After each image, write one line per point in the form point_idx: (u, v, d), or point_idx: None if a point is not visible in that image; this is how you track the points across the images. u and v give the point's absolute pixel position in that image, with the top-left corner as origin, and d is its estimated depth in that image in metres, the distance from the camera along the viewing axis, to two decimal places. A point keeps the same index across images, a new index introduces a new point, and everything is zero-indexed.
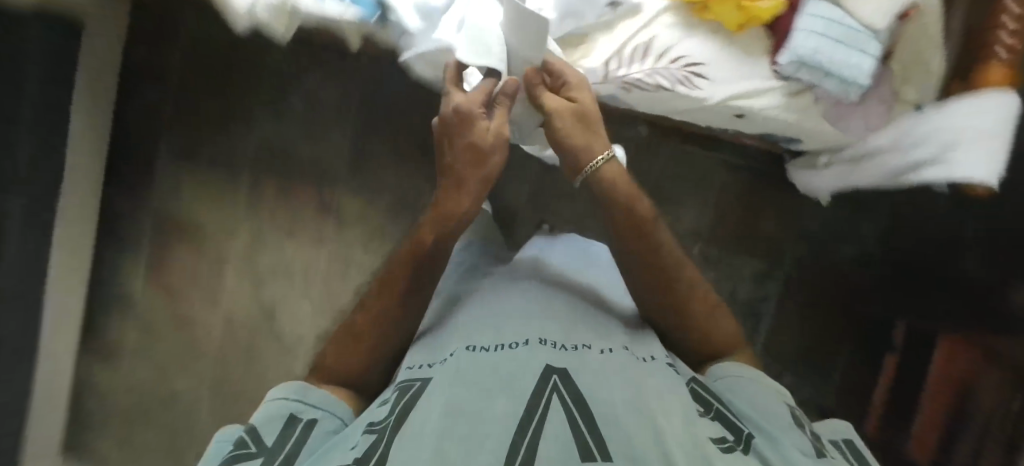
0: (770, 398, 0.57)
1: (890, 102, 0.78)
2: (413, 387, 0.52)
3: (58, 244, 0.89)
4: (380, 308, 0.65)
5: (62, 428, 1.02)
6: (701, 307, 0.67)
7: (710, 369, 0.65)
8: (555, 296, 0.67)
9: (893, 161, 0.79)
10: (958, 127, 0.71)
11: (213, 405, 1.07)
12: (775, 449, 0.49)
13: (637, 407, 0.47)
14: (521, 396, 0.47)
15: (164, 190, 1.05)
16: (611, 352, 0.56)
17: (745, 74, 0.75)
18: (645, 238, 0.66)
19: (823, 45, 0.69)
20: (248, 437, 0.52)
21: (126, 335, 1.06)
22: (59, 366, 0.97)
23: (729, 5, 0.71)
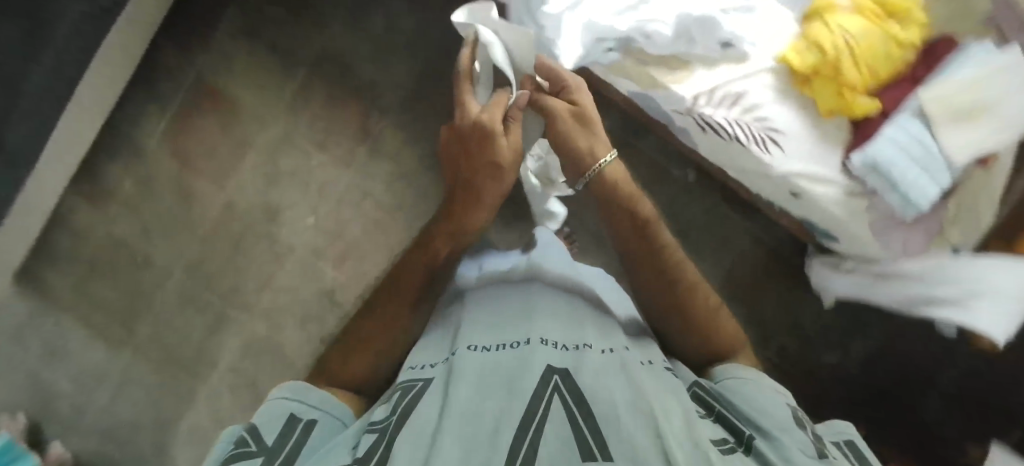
0: (768, 395, 0.54)
1: (933, 236, 0.77)
2: (417, 382, 0.52)
3: (98, 67, 0.87)
4: (389, 308, 0.66)
5: (25, 253, 0.97)
6: (700, 308, 0.64)
7: (711, 374, 0.60)
8: (561, 294, 0.63)
9: (915, 291, 0.81)
10: (986, 281, 0.76)
11: (184, 282, 1.04)
12: (775, 448, 0.47)
13: (634, 405, 0.45)
14: (520, 398, 0.45)
15: (213, 58, 1.03)
16: (613, 351, 0.53)
17: (817, 158, 0.76)
18: (646, 239, 0.68)
19: (901, 160, 0.71)
20: (247, 435, 0.49)
21: (123, 184, 1.02)
22: (49, 186, 0.93)
23: (828, 87, 0.73)
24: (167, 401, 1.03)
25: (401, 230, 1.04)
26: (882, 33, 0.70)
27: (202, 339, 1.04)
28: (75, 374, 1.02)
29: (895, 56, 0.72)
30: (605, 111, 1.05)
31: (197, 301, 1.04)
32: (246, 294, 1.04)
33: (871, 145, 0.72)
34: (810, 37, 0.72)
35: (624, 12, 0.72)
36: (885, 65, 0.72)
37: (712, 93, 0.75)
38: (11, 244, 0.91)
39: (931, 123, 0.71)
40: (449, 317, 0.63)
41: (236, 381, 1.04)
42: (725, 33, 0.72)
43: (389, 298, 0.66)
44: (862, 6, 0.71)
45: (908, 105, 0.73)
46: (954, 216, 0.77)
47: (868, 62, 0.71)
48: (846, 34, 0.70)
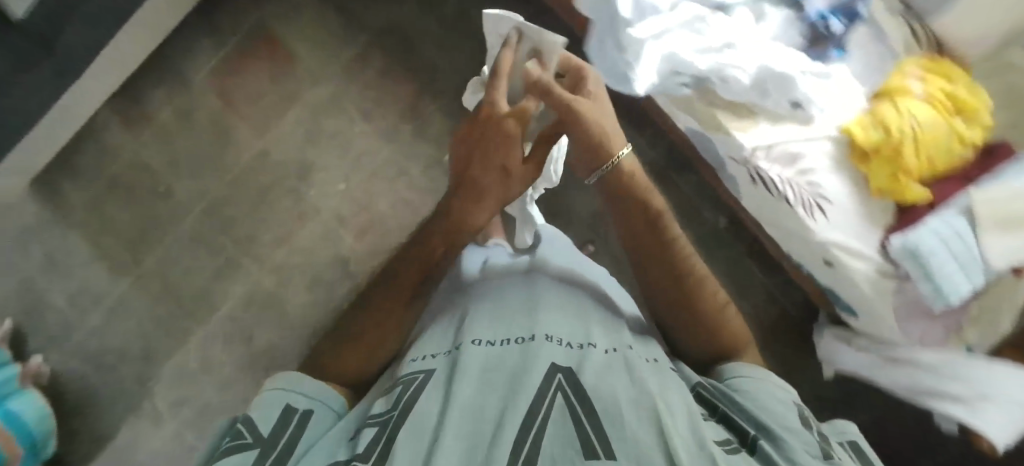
0: (774, 391, 0.49)
1: (950, 332, 0.80)
2: (416, 375, 0.48)
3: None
4: (383, 306, 0.56)
5: (49, 159, 0.95)
6: (711, 304, 0.55)
7: (717, 375, 0.52)
8: (565, 291, 0.59)
9: (926, 381, 0.84)
10: (997, 385, 0.78)
11: (200, 221, 1.02)
12: (781, 449, 0.42)
13: (637, 402, 0.42)
14: (523, 393, 0.43)
15: (279, 7, 1.03)
16: (617, 349, 0.50)
17: (858, 234, 0.77)
18: (648, 223, 0.57)
19: (941, 253, 0.73)
20: (242, 428, 0.44)
21: (162, 111, 1.01)
22: (91, 99, 0.92)
23: (884, 169, 0.74)
24: (159, 337, 1.01)
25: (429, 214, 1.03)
26: (947, 129, 0.72)
27: (207, 281, 1.03)
28: (72, 291, 1.00)
29: (952, 153, 0.74)
30: (652, 141, 1.06)
31: (210, 242, 1.02)
32: (261, 246, 1.03)
33: (915, 233, 0.74)
34: (877, 117, 0.73)
35: (705, 51, 0.71)
36: (941, 159, 0.74)
37: (770, 148, 0.76)
38: (38, 147, 0.90)
39: (977, 225, 0.73)
40: (453, 307, 0.59)
41: (232, 330, 1.03)
42: (798, 93, 0.73)
43: (382, 295, 0.56)
44: (934, 99, 0.73)
45: (956, 202, 0.75)
46: (974, 317, 0.79)
47: (927, 153, 0.73)
48: (914, 123, 0.72)
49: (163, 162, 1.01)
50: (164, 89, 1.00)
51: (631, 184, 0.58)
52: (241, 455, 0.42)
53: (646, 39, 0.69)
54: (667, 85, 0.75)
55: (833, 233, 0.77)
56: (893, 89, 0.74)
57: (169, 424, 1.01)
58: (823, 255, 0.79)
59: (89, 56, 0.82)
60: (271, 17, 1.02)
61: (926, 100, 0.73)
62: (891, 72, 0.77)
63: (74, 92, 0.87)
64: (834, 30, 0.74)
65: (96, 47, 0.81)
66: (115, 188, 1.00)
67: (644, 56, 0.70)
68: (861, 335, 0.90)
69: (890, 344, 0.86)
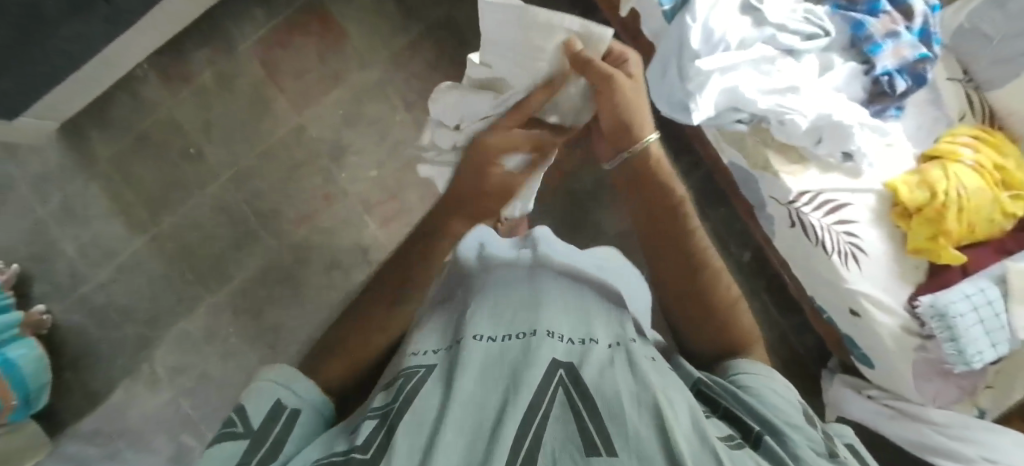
0: (775, 390, 0.45)
1: (964, 393, 0.82)
2: (417, 369, 0.42)
3: None
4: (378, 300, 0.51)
5: (81, 106, 0.93)
6: (723, 302, 0.51)
7: (722, 370, 0.49)
8: (569, 283, 0.54)
9: (933, 439, 0.83)
10: (1004, 450, 0.78)
11: (224, 189, 1.00)
12: (786, 447, 0.39)
13: (641, 401, 0.38)
14: (523, 387, 0.38)
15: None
16: (620, 345, 0.46)
17: (887, 287, 0.78)
18: (668, 214, 0.53)
19: (971, 317, 0.74)
20: (234, 418, 0.38)
21: (202, 73, 0.99)
22: (134, 52, 0.90)
23: (924, 229, 0.75)
24: (166, 301, 0.99)
25: None
26: (990, 200, 0.74)
27: (223, 251, 1.01)
28: (83, 242, 0.97)
29: (991, 223, 0.75)
30: (687, 169, 1.07)
31: (231, 212, 1.01)
32: (283, 221, 1.01)
33: (946, 295, 0.75)
34: (924, 179, 0.75)
35: (769, 91, 0.71)
36: (980, 228, 0.75)
37: (814, 195, 0.77)
38: (73, 91, 0.87)
39: (1008, 295, 0.75)
40: (452, 293, 0.54)
41: (242, 303, 1.01)
42: (851, 146, 0.73)
43: (377, 290, 0.52)
44: (980, 170, 0.75)
45: (989, 270, 0.76)
46: (991, 382, 0.82)
47: (969, 220, 0.74)
48: (960, 190, 0.73)
49: (196, 124, 0.99)
50: (208, 51, 0.99)
51: (654, 173, 0.53)
52: (227, 448, 0.36)
53: (715, 72, 0.68)
54: (721, 117, 0.75)
55: (860, 285, 0.77)
56: (942, 155, 0.76)
57: (165, 391, 0.98)
58: (849, 305, 0.79)
59: (143, 9, 0.80)
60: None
61: (973, 169, 0.74)
62: (940, 138, 0.78)
63: (120, 43, 0.85)
64: (902, 91, 0.73)
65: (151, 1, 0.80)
66: (142, 145, 0.98)
67: (711, 87, 0.68)
68: (871, 387, 0.90)
69: (902, 398, 0.86)
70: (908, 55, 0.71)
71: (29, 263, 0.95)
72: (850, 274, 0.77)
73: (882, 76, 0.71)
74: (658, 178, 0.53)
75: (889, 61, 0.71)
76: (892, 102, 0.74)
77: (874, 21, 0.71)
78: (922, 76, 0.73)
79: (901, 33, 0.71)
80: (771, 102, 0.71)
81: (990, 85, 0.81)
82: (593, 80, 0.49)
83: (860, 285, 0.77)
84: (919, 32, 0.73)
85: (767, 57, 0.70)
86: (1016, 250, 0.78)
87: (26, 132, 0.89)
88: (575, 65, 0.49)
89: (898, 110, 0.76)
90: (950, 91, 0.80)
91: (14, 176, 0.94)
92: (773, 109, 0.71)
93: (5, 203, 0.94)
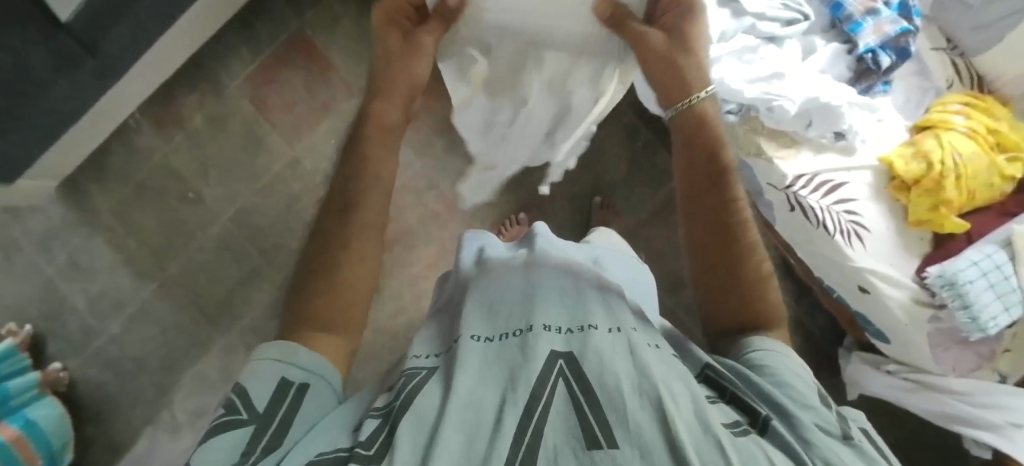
0: (788, 372, 0.45)
1: (984, 359, 0.80)
2: (419, 370, 0.44)
3: (202, 6, 0.85)
4: (332, 239, 0.50)
5: (78, 162, 0.94)
6: (752, 275, 0.52)
7: (740, 343, 0.49)
8: (562, 265, 0.54)
9: (957, 409, 0.83)
10: None
11: (226, 229, 1.01)
12: (794, 429, 0.39)
13: (642, 390, 0.37)
14: (522, 383, 0.39)
15: (318, 16, 1.02)
16: (620, 331, 0.44)
17: (894, 262, 0.78)
18: (713, 181, 0.56)
19: (979, 283, 0.74)
20: (237, 400, 0.39)
21: (194, 117, 0.99)
22: (123, 106, 0.91)
23: (924, 201, 0.75)
24: (180, 346, 1.00)
25: (457, 228, 1.04)
26: (988, 164, 0.74)
27: (232, 290, 1.01)
28: (93, 296, 0.98)
29: (992, 187, 0.75)
30: None
31: (236, 251, 1.01)
32: (287, 255, 1.03)
33: (952, 264, 0.75)
34: (919, 150, 0.75)
35: (755, 80, 0.70)
36: (980, 193, 0.75)
37: (811, 177, 0.77)
38: (69, 149, 0.88)
39: (1015, 258, 0.74)
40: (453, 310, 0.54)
41: (254, 341, 1.01)
42: (842, 125, 0.74)
43: (328, 216, 0.52)
44: (973, 135, 0.74)
45: (994, 236, 0.76)
46: (1008, 346, 0.80)
47: (969, 186, 0.74)
48: (956, 157, 0.73)
49: (192, 169, 1.00)
50: (197, 97, 0.99)
51: (701, 142, 0.58)
52: (237, 433, 0.37)
53: None
54: None
55: (864, 259, 0.77)
56: (934, 124, 0.76)
57: (185, 436, 0.99)
58: (857, 281, 0.79)
59: (125, 65, 0.81)
60: (308, 31, 1.02)
61: (967, 135, 0.74)
62: (931, 107, 0.78)
63: (107, 101, 0.86)
64: (886, 66, 0.72)
65: (131, 57, 0.80)
66: (141, 194, 0.99)
67: None
68: (891, 362, 0.90)
69: (921, 371, 0.86)
70: (889, 30, 0.71)
71: (42, 322, 0.96)
72: (853, 251, 0.77)
73: (865, 54, 0.71)
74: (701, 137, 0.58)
75: (870, 39, 0.71)
76: (878, 78, 0.73)
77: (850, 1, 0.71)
78: (906, 49, 0.72)
79: (880, 9, 0.71)
80: (758, 90, 0.70)
81: (974, 51, 0.81)
82: (627, 39, 0.56)
83: (863, 256, 0.77)
84: (897, 7, 0.72)
85: (748, 47, 0.70)
86: (1020, 212, 0.78)
87: (25, 195, 0.90)
88: (611, 19, 0.55)
89: (885, 85, 0.76)
90: (937, 59, 0.80)
91: (19, 238, 0.95)
92: (760, 96, 0.70)
93: (12, 264, 0.95)
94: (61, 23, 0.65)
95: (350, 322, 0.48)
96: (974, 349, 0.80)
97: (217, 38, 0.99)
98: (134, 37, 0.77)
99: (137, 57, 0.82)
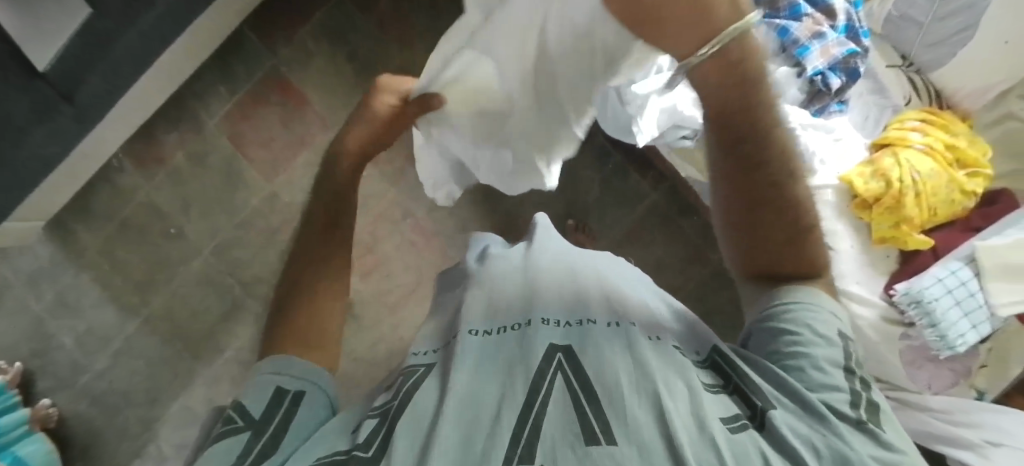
0: (811, 345, 0.42)
1: (960, 376, 0.80)
2: (417, 367, 0.43)
3: (178, 54, 0.88)
4: (317, 260, 0.52)
5: (65, 203, 0.97)
6: (789, 233, 0.47)
7: (765, 301, 0.47)
8: (553, 263, 0.52)
9: (938, 426, 0.81)
10: (1011, 430, 0.76)
11: (209, 262, 1.03)
12: (804, 421, 0.37)
13: (639, 387, 0.36)
14: (520, 378, 0.38)
15: (292, 52, 1.05)
16: (620, 325, 0.43)
17: (862, 279, 0.78)
18: (752, 133, 0.45)
19: (945, 299, 0.74)
20: (232, 413, 0.39)
21: (176, 155, 1.02)
22: (105, 149, 0.94)
23: (886, 219, 0.76)
24: (166, 378, 1.02)
25: (434, 253, 1.05)
26: (947, 180, 0.75)
27: (215, 322, 1.04)
28: (80, 333, 1.00)
29: (952, 202, 0.76)
30: (654, 183, 1.08)
31: (218, 283, 1.04)
32: (269, 286, 1.05)
33: (918, 282, 0.75)
34: (880, 168, 0.75)
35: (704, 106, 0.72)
36: (941, 208, 0.76)
37: None
38: (55, 193, 0.91)
39: (981, 274, 0.75)
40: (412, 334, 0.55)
41: (238, 371, 1.03)
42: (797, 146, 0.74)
43: (317, 249, 0.53)
44: (931, 152, 0.75)
45: (959, 252, 0.77)
46: (984, 361, 0.80)
47: (930, 202, 0.75)
48: (915, 175, 0.74)
49: (174, 205, 1.03)
50: (178, 136, 1.02)
51: (744, 87, 0.41)
52: (230, 442, 0.37)
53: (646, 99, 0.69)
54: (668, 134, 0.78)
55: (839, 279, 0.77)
56: (892, 142, 0.77)
57: None
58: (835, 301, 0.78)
59: (105, 115, 0.83)
60: (284, 68, 1.05)
61: (925, 152, 0.75)
62: (891, 124, 0.79)
63: (89, 147, 0.89)
64: (836, 88, 0.74)
65: (111, 107, 0.83)
66: (125, 232, 1.02)
67: (641, 117, 0.71)
68: None
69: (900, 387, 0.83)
70: (838, 53, 0.72)
71: (31, 358, 0.98)
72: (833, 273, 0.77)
73: (815, 77, 0.72)
74: (747, 86, 0.41)
75: (818, 62, 0.72)
76: (830, 99, 0.75)
77: (797, 25, 0.72)
78: (855, 70, 0.74)
79: (827, 33, 0.71)
80: None
81: (929, 67, 0.84)
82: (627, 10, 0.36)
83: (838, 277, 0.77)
84: (844, 29, 0.74)
85: None
86: (984, 225, 0.80)
87: (14, 238, 0.93)
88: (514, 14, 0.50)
89: (840, 104, 0.77)
90: (891, 78, 0.81)
91: (8, 278, 0.98)
92: None
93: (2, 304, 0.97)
94: (39, 72, 0.66)
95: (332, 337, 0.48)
96: (948, 363, 0.80)
97: (195, 78, 1.02)
98: (115, 90, 0.80)
99: (117, 106, 0.84)
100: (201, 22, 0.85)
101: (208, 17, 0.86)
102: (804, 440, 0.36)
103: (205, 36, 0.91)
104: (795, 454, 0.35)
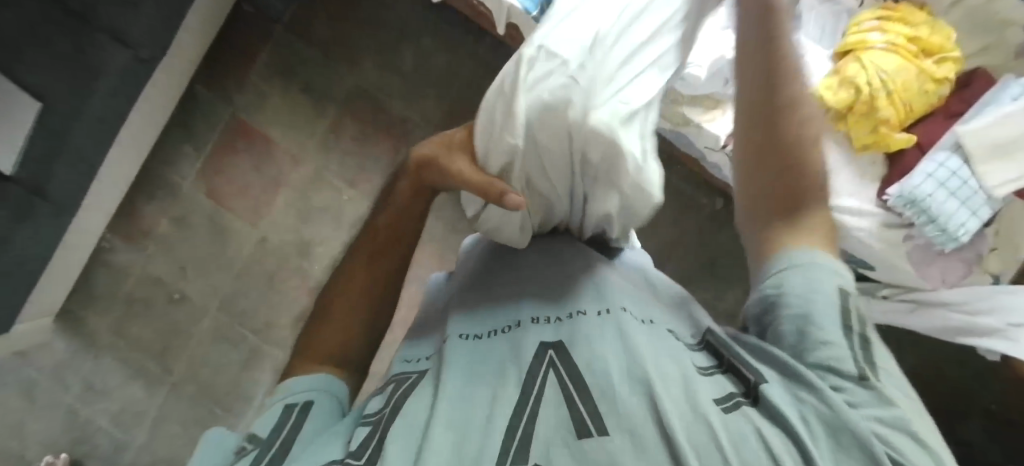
0: (801, 302, 0.38)
1: (972, 264, 0.79)
2: (409, 375, 0.44)
3: (136, 126, 0.89)
4: (338, 314, 0.48)
5: (66, 294, 0.99)
6: (795, 160, 0.44)
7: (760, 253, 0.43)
8: (530, 270, 0.50)
9: (954, 318, 0.80)
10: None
11: (218, 318, 1.05)
12: (795, 392, 0.35)
13: (631, 375, 0.36)
14: (511, 380, 0.38)
15: (247, 97, 1.06)
16: (610, 312, 0.43)
17: (856, 190, 0.78)
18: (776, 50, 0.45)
19: (937, 191, 0.74)
20: (244, 441, 0.38)
21: (160, 223, 1.04)
22: (92, 232, 0.95)
23: (864, 125, 0.76)
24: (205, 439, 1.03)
25: (433, 263, 1.06)
26: (916, 73, 0.75)
27: (237, 375, 1.04)
28: (113, 414, 1.02)
29: (926, 94, 0.77)
30: None
31: (232, 338, 1.05)
32: (280, 330, 1.05)
33: (909, 180, 0.75)
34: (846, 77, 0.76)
35: None
36: (915, 102, 0.77)
37: None
38: (54, 287, 0.92)
39: (970, 161, 0.75)
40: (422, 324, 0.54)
41: None
42: None
43: None
44: (894, 50, 0.76)
45: (944, 142, 0.77)
46: (993, 245, 0.78)
47: (903, 99, 0.75)
48: (881, 76, 0.75)
49: (172, 271, 1.04)
50: (159, 204, 1.04)
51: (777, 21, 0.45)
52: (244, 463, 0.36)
53: None
54: None
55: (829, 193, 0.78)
56: (855, 49, 0.78)
57: None
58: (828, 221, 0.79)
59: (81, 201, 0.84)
60: (242, 114, 1.05)
61: (889, 52, 0.76)
62: (848, 33, 0.80)
63: (74, 235, 0.90)
64: None
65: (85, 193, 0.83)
66: (132, 307, 1.03)
67: None
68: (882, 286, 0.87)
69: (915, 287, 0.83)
70: None
71: (75, 448, 1.01)
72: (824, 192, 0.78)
73: None
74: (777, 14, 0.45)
75: None
76: None
77: None
78: None
79: None
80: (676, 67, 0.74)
81: None
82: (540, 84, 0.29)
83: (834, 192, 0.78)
84: None
85: None
86: (965, 109, 0.79)
87: (28, 338, 0.95)
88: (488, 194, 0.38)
89: None
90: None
91: (35, 378, 1.01)
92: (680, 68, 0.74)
93: (34, 402, 1.00)
94: None
95: (353, 336, 0.47)
96: (957, 255, 0.79)
97: (160, 144, 1.03)
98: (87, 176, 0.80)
99: (89, 190, 0.85)
100: (151, 89, 0.86)
101: (156, 82, 0.86)
102: (800, 411, 0.34)
103: (159, 100, 0.92)
104: (790, 424, 0.33)
